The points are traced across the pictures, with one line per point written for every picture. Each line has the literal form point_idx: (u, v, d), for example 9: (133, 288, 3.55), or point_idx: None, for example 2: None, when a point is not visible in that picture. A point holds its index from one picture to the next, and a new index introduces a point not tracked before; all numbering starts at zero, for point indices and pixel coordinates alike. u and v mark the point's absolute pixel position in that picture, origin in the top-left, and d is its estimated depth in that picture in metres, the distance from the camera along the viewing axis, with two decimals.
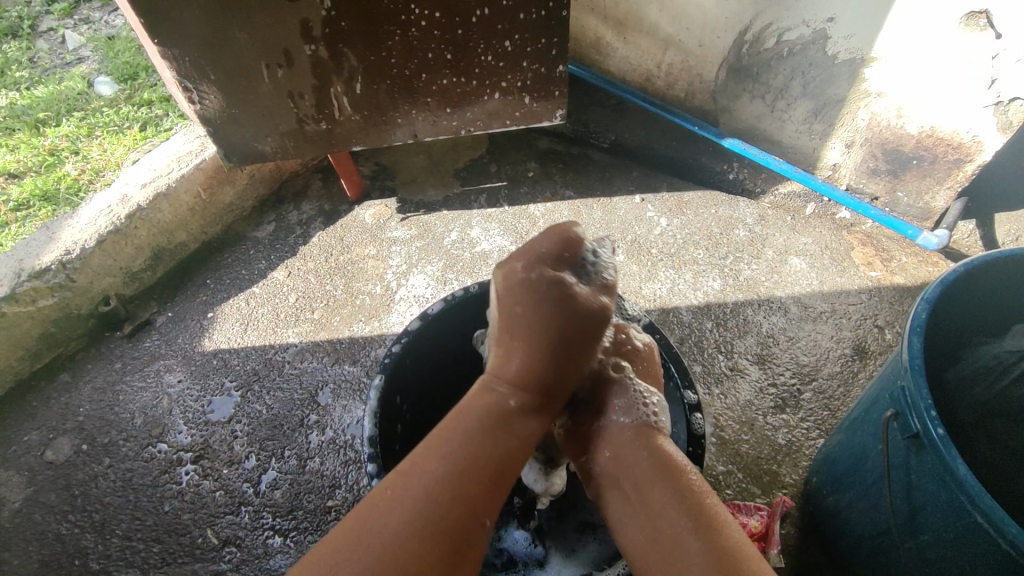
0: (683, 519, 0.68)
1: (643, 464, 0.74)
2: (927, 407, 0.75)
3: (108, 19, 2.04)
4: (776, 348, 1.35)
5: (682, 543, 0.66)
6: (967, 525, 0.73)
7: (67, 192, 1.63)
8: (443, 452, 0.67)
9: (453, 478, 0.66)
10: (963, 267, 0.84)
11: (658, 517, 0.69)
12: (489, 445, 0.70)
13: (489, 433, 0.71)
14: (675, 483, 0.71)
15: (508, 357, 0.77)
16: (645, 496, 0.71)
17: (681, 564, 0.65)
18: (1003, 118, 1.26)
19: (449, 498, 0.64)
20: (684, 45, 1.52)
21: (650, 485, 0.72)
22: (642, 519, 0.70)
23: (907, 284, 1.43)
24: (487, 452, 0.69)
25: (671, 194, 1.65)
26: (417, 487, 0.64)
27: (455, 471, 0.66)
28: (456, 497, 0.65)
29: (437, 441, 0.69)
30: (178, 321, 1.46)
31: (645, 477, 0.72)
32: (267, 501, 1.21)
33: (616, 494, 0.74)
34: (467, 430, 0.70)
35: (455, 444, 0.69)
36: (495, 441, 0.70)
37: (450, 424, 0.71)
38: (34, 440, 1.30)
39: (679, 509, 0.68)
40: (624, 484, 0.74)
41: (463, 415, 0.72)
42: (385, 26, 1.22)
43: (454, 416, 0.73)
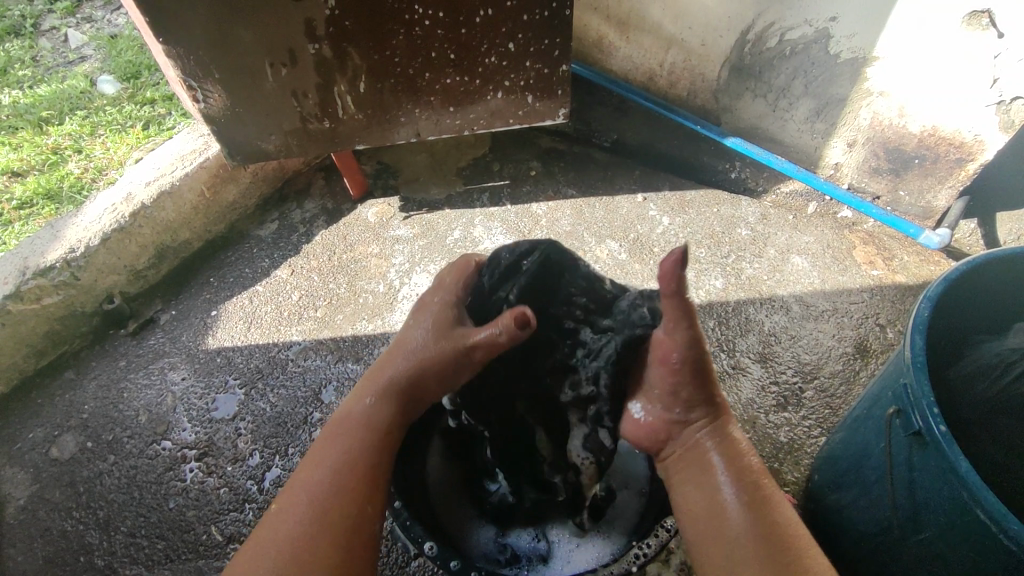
0: (749, 518, 0.73)
1: (722, 471, 0.78)
2: (930, 405, 0.76)
3: (110, 18, 2.05)
4: (778, 346, 1.36)
5: (740, 540, 0.72)
6: (970, 522, 0.73)
7: (70, 190, 1.63)
8: (323, 465, 0.78)
9: (327, 485, 0.76)
10: (965, 265, 0.84)
11: (727, 518, 0.74)
12: (359, 445, 0.81)
13: (365, 431, 0.82)
14: (743, 491, 0.75)
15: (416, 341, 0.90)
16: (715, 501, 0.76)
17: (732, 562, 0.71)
18: (1005, 118, 1.26)
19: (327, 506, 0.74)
20: (686, 45, 1.52)
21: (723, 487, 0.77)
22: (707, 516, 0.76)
23: (909, 283, 1.44)
24: (354, 458, 0.79)
25: (673, 192, 1.66)
26: (298, 505, 0.75)
27: (332, 476, 0.77)
28: (332, 501, 0.75)
29: (315, 464, 0.79)
30: (182, 319, 1.47)
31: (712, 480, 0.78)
32: (272, 498, 1.21)
33: (691, 483, 0.80)
34: (339, 447, 0.80)
35: (333, 457, 0.79)
36: (364, 440, 0.81)
37: (329, 439, 0.82)
38: (39, 437, 1.31)
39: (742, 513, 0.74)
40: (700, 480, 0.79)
41: (338, 425, 0.83)
42: (389, 25, 1.22)
43: (332, 432, 0.83)
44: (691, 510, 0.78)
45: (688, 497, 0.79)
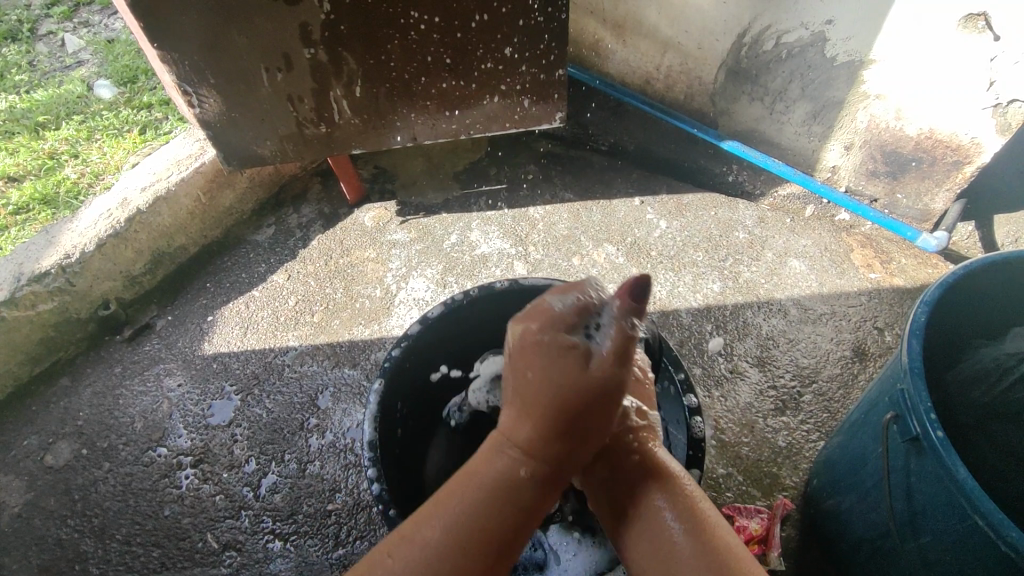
0: (671, 523, 0.69)
1: (638, 475, 0.74)
2: (927, 410, 0.75)
3: (107, 22, 2.04)
4: (776, 350, 1.35)
5: (681, 556, 0.67)
6: (968, 528, 0.73)
7: (66, 195, 1.63)
8: (439, 517, 0.65)
9: (441, 543, 0.63)
10: (962, 269, 0.84)
11: (652, 517, 0.71)
12: (495, 518, 0.65)
13: (507, 507, 0.66)
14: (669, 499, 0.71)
15: (519, 424, 0.69)
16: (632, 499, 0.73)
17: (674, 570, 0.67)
18: (1002, 120, 1.26)
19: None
20: (683, 48, 1.52)
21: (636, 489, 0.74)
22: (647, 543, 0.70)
23: (907, 286, 1.43)
24: (487, 534, 0.64)
25: (670, 196, 1.66)
26: (409, 557, 0.63)
27: (450, 538, 0.63)
28: (436, 569, 0.62)
29: (440, 505, 0.66)
30: (179, 325, 1.46)
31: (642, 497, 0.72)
32: (267, 505, 1.21)
33: (631, 490, 0.74)
34: (465, 512, 0.65)
35: (456, 512, 0.65)
36: (501, 514, 0.66)
37: (455, 488, 0.68)
38: (34, 444, 1.30)
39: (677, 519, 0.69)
40: (620, 487, 0.75)
41: (463, 479, 0.68)
42: (384, 30, 1.22)
43: (462, 479, 0.68)
44: (621, 529, 0.74)
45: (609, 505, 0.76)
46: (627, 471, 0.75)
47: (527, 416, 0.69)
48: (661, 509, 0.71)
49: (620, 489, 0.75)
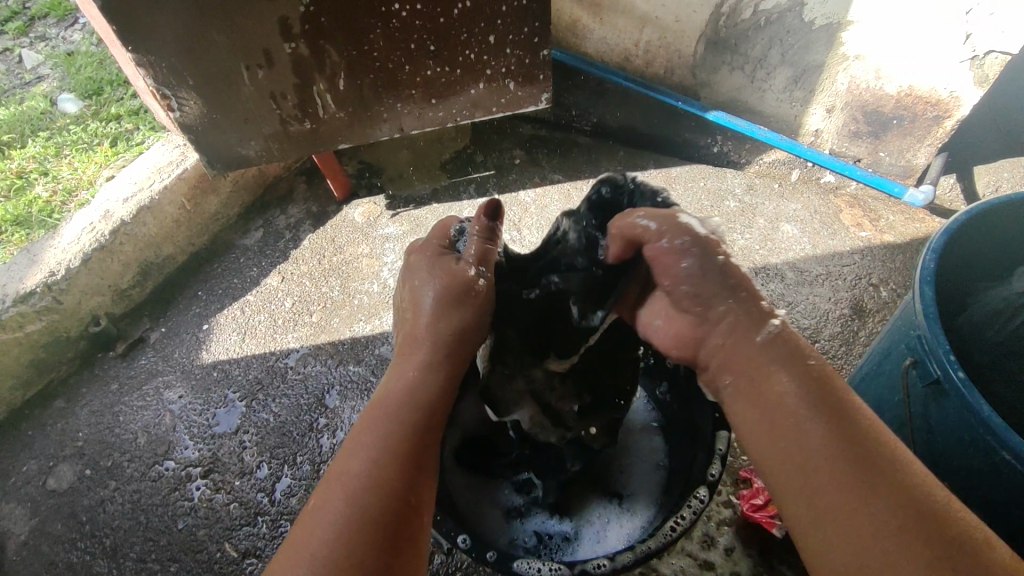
0: (867, 490, 0.57)
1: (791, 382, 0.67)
2: (946, 351, 0.77)
3: (65, 35, 1.97)
4: (777, 314, 1.37)
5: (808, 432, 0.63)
6: (994, 464, 0.75)
7: (40, 214, 1.58)
8: (359, 450, 0.69)
9: (368, 473, 0.66)
10: (964, 215, 0.86)
11: (810, 434, 0.62)
12: (390, 427, 0.71)
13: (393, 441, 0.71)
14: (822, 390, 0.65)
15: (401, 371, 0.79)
16: (786, 436, 0.64)
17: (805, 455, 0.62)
18: (980, 72, 1.30)
19: (383, 474, 0.67)
20: (660, 22, 1.51)
21: (804, 416, 0.64)
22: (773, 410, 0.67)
23: (898, 242, 1.46)
24: (387, 433, 0.71)
25: (659, 170, 1.67)
26: (336, 488, 0.66)
27: (373, 465, 0.67)
28: (387, 479, 0.66)
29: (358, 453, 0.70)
30: (173, 336, 1.43)
31: (795, 399, 0.65)
32: (284, 509, 1.19)
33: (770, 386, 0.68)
34: (382, 423, 0.72)
35: (370, 439, 0.70)
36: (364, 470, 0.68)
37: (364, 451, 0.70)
38: (33, 469, 1.26)
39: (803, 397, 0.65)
40: (782, 422, 0.65)
41: (378, 401, 0.75)
42: (365, 19, 1.20)
43: (374, 402, 0.76)
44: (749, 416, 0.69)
45: (760, 414, 0.67)
46: (777, 379, 0.68)
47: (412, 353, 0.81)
48: (842, 452, 0.60)
49: (755, 392, 0.69)
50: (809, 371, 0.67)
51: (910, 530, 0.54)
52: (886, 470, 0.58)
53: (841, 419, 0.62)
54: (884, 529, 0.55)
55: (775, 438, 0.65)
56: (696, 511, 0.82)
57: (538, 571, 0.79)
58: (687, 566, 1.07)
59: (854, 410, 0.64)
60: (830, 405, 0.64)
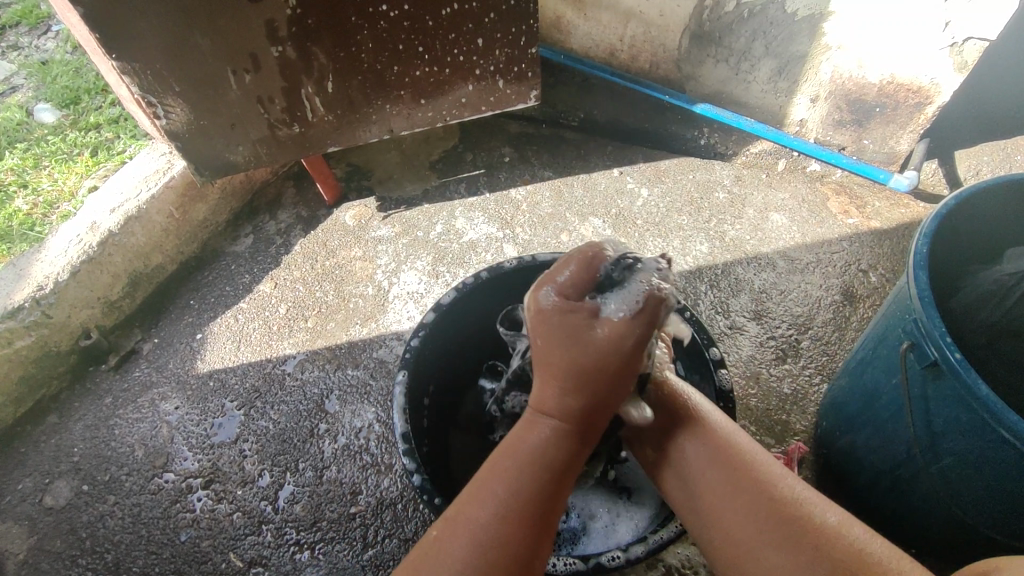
0: (767, 523, 0.67)
1: (744, 519, 0.68)
2: (942, 334, 0.78)
3: (38, 43, 1.93)
4: (770, 302, 1.39)
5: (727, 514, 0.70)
6: (992, 441, 0.77)
7: (21, 228, 1.54)
8: (490, 495, 0.65)
9: (489, 535, 0.63)
10: (952, 200, 0.89)
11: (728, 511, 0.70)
12: (529, 485, 0.66)
13: (541, 486, 0.66)
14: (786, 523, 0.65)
15: (533, 427, 0.69)
16: (724, 523, 0.70)
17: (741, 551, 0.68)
18: (959, 58, 1.33)
19: (512, 533, 0.63)
20: (645, 17, 1.51)
21: (706, 473, 0.75)
22: (705, 521, 0.73)
23: (884, 227, 1.49)
24: (526, 493, 0.65)
25: (647, 164, 1.68)
26: (460, 532, 0.63)
27: (498, 515, 0.64)
28: (514, 537, 0.63)
29: (489, 483, 0.66)
30: (167, 346, 1.41)
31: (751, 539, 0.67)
32: (288, 517, 1.18)
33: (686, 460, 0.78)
34: (512, 478, 0.66)
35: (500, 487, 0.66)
36: (519, 529, 0.64)
37: (507, 462, 0.67)
38: (29, 487, 1.24)
39: (756, 518, 0.68)
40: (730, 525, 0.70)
41: (509, 453, 0.68)
42: (353, 20, 1.19)
43: (502, 453, 0.69)
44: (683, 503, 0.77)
45: (675, 476, 0.79)
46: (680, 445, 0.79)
47: (548, 383, 0.69)
48: (743, 509, 0.69)
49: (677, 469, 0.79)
50: (714, 439, 0.77)
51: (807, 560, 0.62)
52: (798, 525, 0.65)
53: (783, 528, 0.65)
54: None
55: (715, 525, 0.71)
56: None
57: (554, 567, 0.79)
58: (695, 555, 1.09)
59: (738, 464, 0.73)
60: (733, 470, 0.73)
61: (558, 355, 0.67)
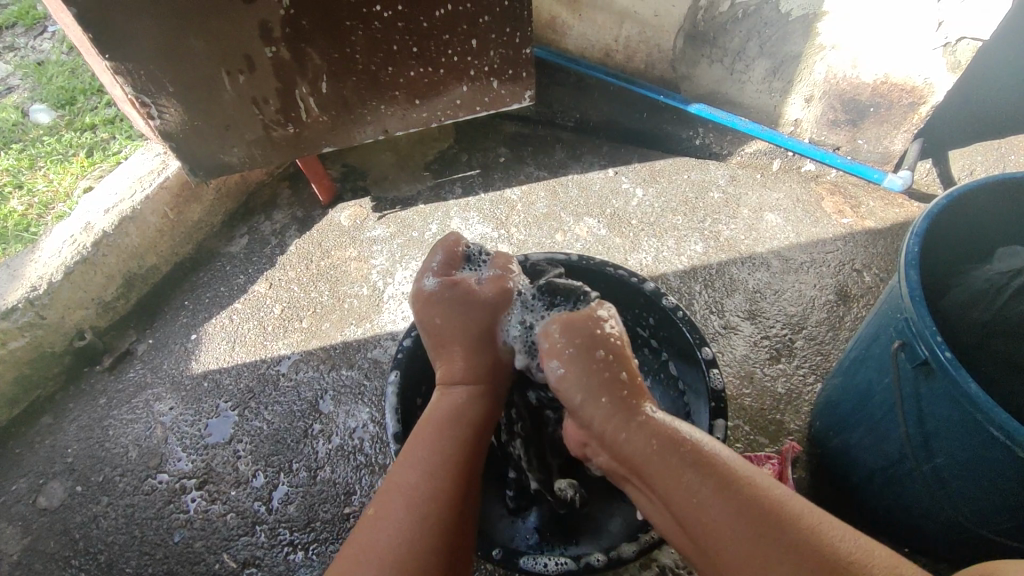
0: (752, 532, 0.63)
1: (724, 520, 0.65)
2: (933, 333, 0.79)
3: (34, 44, 1.93)
4: (764, 302, 1.39)
5: (709, 515, 0.66)
6: (983, 440, 0.77)
7: (15, 229, 1.54)
8: (414, 462, 0.76)
9: (416, 487, 0.73)
10: (944, 199, 0.89)
11: (708, 511, 0.66)
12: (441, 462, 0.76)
13: (452, 463, 0.76)
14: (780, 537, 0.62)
15: (450, 364, 0.87)
16: (705, 527, 0.66)
17: (721, 547, 0.64)
18: (952, 58, 1.33)
19: (428, 521, 0.70)
20: (640, 17, 1.51)
21: (689, 480, 0.68)
22: (666, 511, 0.71)
23: (879, 227, 1.49)
24: (443, 463, 0.76)
25: (643, 164, 1.68)
26: (393, 505, 0.72)
27: (422, 482, 0.74)
28: (426, 495, 0.72)
29: (406, 456, 0.77)
30: (162, 347, 1.41)
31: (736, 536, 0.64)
32: (282, 517, 1.18)
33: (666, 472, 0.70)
34: (430, 444, 0.77)
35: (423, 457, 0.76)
36: (441, 508, 0.71)
37: (415, 440, 0.78)
38: (23, 488, 1.24)
39: (734, 517, 0.64)
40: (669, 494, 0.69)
41: (427, 423, 0.80)
42: (347, 21, 1.19)
43: (420, 427, 0.80)
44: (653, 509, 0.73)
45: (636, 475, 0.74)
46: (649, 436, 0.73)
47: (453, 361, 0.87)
48: (722, 504, 0.66)
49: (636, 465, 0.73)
50: (662, 431, 0.73)
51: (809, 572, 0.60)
52: (789, 532, 0.63)
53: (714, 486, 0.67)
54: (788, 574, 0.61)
55: (686, 524, 0.68)
56: None
57: (544, 566, 0.79)
58: None
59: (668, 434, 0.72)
60: (698, 464, 0.69)
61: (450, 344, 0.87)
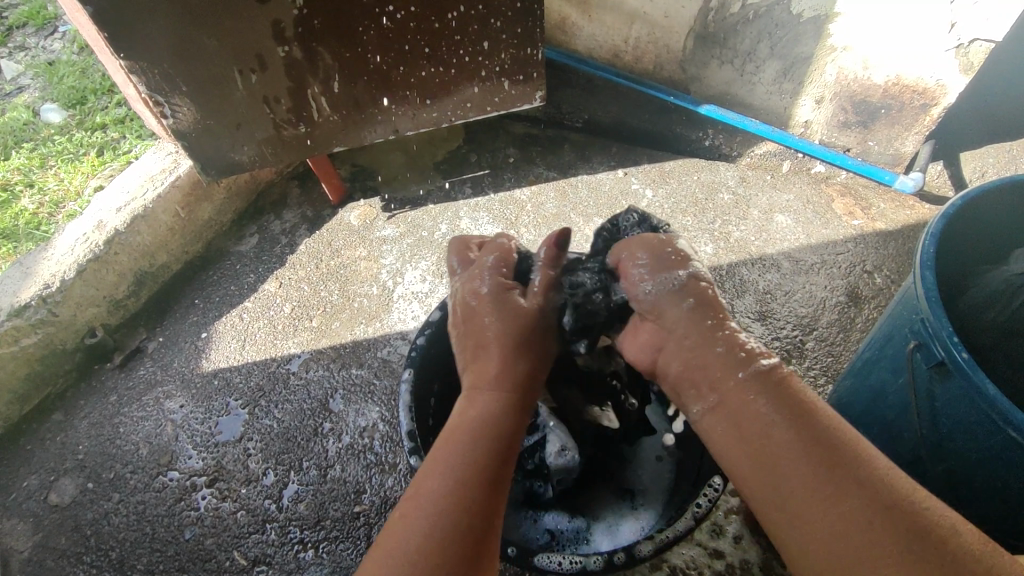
0: (824, 469, 0.63)
1: (775, 425, 0.68)
2: (950, 334, 0.78)
3: (45, 44, 1.94)
4: (774, 303, 1.38)
5: (774, 434, 0.67)
6: (999, 441, 0.77)
7: (26, 227, 1.55)
8: (442, 471, 0.70)
9: (439, 493, 0.68)
10: (959, 200, 0.88)
11: (783, 446, 0.66)
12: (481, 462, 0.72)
13: (477, 450, 0.73)
14: (828, 464, 0.63)
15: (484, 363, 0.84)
16: (766, 442, 0.67)
17: (798, 489, 0.63)
18: (965, 60, 1.32)
19: (447, 509, 0.67)
20: (650, 18, 1.51)
21: (763, 411, 0.70)
22: (749, 440, 0.69)
23: (889, 229, 1.49)
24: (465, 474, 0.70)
25: (652, 165, 1.68)
26: (401, 523, 0.66)
27: (451, 487, 0.69)
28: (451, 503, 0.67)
29: (434, 465, 0.72)
30: (172, 345, 1.42)
31: (788, 450, 0.65)
32: (293, 515, 1.18)
33: (737, 396, 0.72)
34: (456, 452, 0.72)
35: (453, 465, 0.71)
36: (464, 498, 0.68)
37: (449, 444, 0.74)
38: (34, 485, 1.24)
39: (821, 461, 0.63)
40: (738, 407, 0.72)
41: (460, 429, 0.76)
42: (359, 21, 1.20)
43: (450, 432, 0.76)
44: (746, 430, 0.69)
45: (732, 426, 0.71)
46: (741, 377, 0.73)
47: (489, 357, 0.84)
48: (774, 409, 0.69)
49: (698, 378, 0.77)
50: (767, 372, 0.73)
51: (871, 518, 0.58)
52: (851, 475, 0.62)
53: (802, 422, 0.67)
54: (826, 506, 0.61)
55: (744, 435, 0.70)
56: (711, 499, 0.82)
57: (559, 565, 0.79)
58: (699, 556, 1.08)
59: (807, 405, 0.69)
60: (786, 403, 0.69)
61: (486, 340, 0.85)
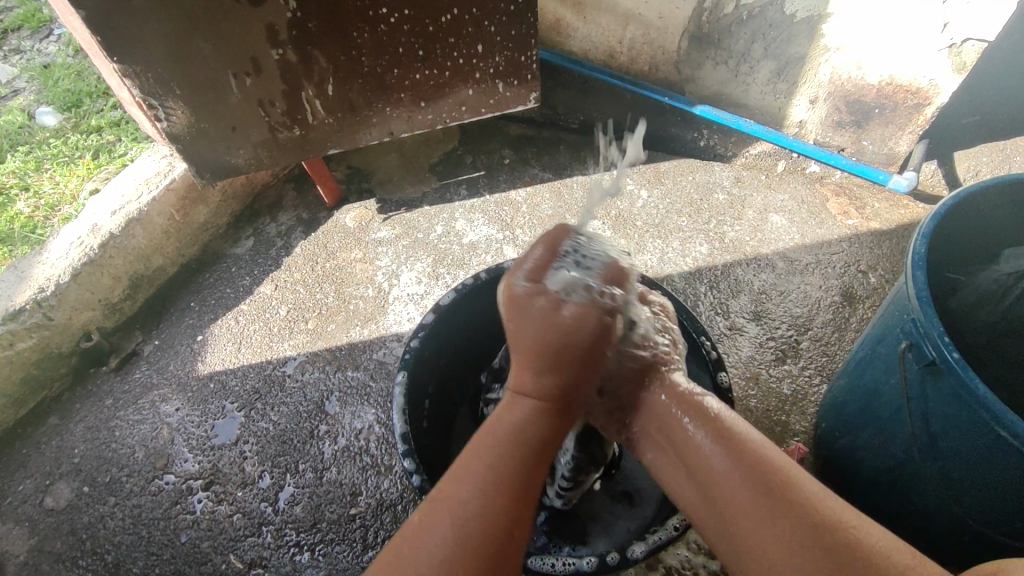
0: (754, 493, 0.64)
1: (711, 459, 0.68)
2: (940, 334, 0.78)
3: (40, 47, 1.94)
4: (769, 303, 1.39)
5: (706, 461, 0.69)
6: (991, 441, 0.77)
7: (22, 230, 1.55)
8: (471, 476, 0.65)
9: (474, 503, 0.63)
10: (951, 200, 0.89)
11: (716, 475, 0.67)
12: (510, 472, 0.66)
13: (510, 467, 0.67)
14: (753, 481, 0.64)
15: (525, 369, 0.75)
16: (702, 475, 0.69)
17: (725, 507, 0.65)
18: (958, 59, 1.33)
19: (479, 521, 0.62)
20: (644, 19, 1.51)
21: (699, 444, 0.71)
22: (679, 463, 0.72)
23: (884, 228, 1.49)
24: (503, 480, 0.65)
25: (647, 165, 1.68)
26: (441, 514, 0.63)
27: (482, 499, 0.63)
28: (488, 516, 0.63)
29: (463, 468, 0.67)
30: (168, 348, 1.42)
31: (717, 476, 0.67)
32: (289, 518, 1.18)
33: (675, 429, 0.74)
34: (484, 469, 0.66)
35: (482, 470, 0.66)
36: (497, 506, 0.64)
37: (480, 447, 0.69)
38: (30, 489, 1.24)
39: (741, 485, 0.65)
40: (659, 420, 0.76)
41: (493, 433, 0.70)
42: (353, 24, 1.20)
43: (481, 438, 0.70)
44: (671, 462, 0.74)
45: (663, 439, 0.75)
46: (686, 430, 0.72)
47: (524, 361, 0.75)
48: (711, 444, 0.70)
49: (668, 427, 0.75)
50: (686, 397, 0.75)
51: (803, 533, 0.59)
52: (766, 486, 0.64)
53: (728, 444, 0.69)
54: (768, 533, 0.61)
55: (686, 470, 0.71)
56: None
57: (552, 566, 0.79)
58: (694, 557, 1.08)
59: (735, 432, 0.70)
60: (718, 431, 0.70)
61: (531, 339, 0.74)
